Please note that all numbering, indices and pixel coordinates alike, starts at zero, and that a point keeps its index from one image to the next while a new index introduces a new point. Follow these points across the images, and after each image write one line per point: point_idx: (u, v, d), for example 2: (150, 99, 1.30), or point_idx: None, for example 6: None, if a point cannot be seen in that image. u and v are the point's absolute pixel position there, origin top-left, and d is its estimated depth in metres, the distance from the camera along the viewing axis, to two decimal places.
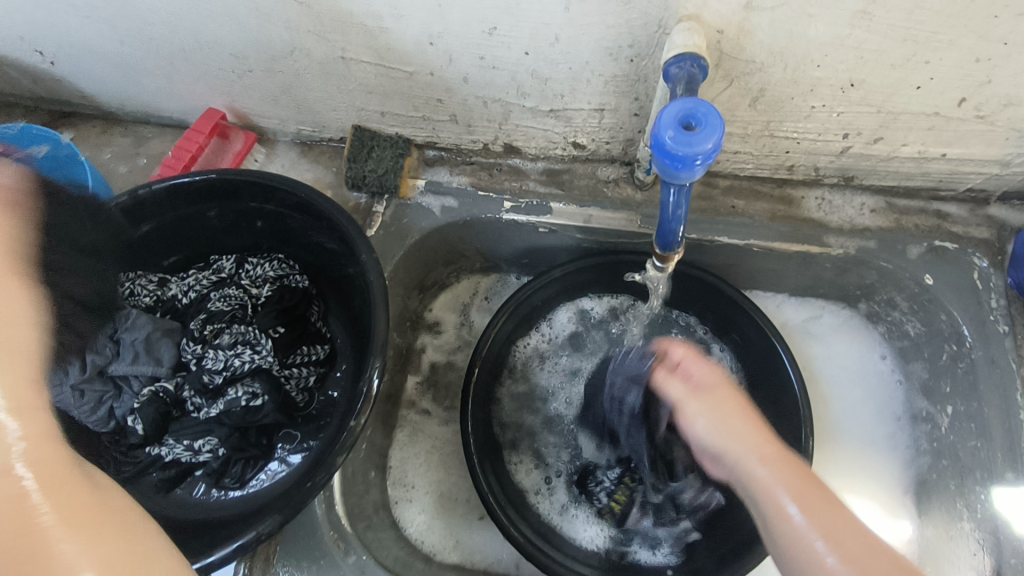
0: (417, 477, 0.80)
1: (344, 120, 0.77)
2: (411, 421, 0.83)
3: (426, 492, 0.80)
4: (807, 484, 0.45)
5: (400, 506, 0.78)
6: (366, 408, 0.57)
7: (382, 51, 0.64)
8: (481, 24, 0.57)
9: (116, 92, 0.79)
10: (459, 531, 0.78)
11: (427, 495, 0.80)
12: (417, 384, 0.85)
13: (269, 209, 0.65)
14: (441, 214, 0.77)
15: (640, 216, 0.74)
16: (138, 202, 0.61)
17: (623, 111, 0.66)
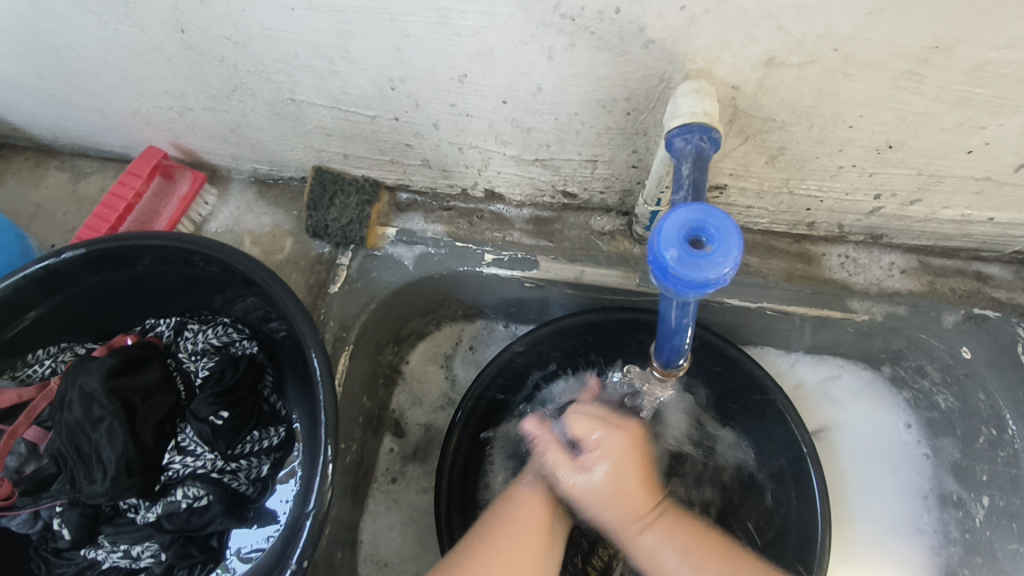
0: (391, 554, 0.72)
1: (304, 160, 0.68)
2: (384, 491, 0.74)
3: (400, 571, 0.71)
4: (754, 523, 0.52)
5: None
6: (323, 511, 0.51)
7: (338, 95, 0.55)
8: (449, 70, 0.48)
9: (47, 125, 0.70)
10: None
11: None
12: (391, 448, 0.76)
13: (203, 274, 0.57)
14: (413, 266, 0.68)
15: (639, 273, 0.65)
16: (50, 274, 0.53)
17: (619, 162, 0.57)
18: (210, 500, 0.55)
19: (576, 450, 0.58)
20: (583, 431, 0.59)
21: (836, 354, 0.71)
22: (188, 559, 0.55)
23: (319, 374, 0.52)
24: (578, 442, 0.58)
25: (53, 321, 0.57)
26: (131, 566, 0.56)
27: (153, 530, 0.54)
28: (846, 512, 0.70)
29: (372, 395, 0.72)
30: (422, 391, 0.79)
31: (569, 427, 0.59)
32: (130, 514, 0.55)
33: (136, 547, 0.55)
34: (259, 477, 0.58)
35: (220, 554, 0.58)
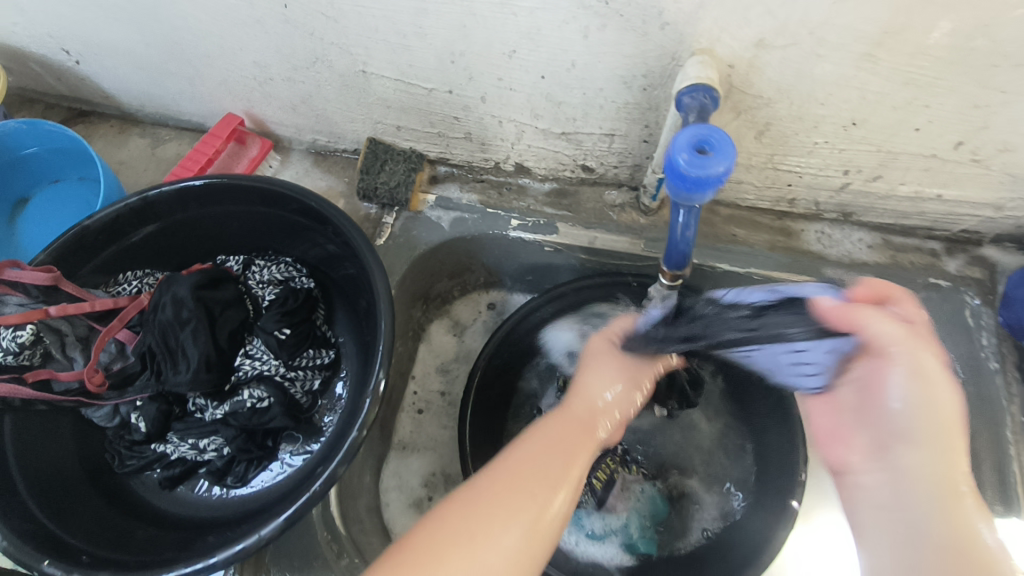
0: (412, 481, 0.80)
1: (360, 132, 0.79)
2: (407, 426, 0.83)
3: (418, 499, 0.79)
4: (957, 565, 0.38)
5: (389, 509, 0.78)
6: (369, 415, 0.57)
7: (404, 67, 0.66)
8: (502, 46, 0.59)
9: (138, 93, 0.81)
10: None
11: (419, 501, 0.79)
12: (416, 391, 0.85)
13: (279, 214, 0.66)
14: (449, 227, 0.78)
15: (645, 240, 0.76)
16: (147, 203, 0.63)
17: (633, 137, 0.68)
18: (272, 402, 0.63)
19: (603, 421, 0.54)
20: (609, 385, 0.56)
21: None
22: (248, 453, 0.63)
23: (379, 293, 0.61)
24: (603, 388, 0.56)
25: (144, 247, 0.67)
26: (196, 459, 0.64)
27: (219, 426, 0.63)
28: None
29: (403, 342, 0.82)
30: (446, 346, 0.89)
31: (597, 372, 0.57)
32: (197, 414, 0.64)
33: (203, 440, 0.63)
34: (311, 390, 0.67)
35: (274, 454, 0.66)
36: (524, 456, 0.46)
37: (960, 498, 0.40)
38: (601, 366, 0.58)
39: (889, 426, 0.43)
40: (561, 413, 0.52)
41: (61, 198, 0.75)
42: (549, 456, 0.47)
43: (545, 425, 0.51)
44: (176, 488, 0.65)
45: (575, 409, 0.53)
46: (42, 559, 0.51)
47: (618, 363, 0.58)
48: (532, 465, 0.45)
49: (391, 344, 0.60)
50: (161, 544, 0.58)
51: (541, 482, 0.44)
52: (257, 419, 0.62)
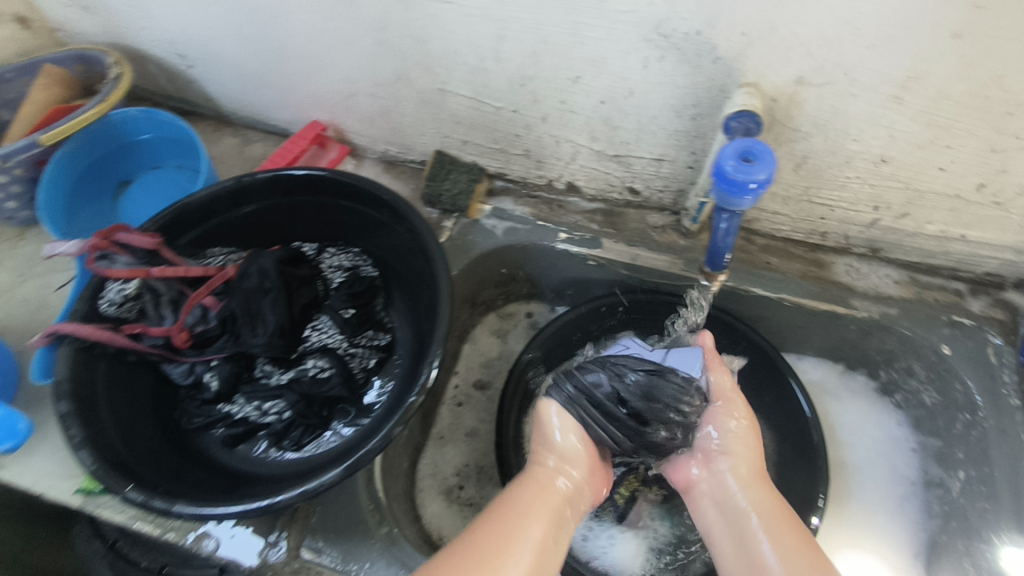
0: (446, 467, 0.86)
1: (429, 144, 0.87)
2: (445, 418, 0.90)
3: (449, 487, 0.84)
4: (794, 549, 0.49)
5: (423, 492, 0.83)
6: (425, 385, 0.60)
7: (478, 87, 0.74)
8: (569, 72, 0.67)
9: (236, 98, 0.91)
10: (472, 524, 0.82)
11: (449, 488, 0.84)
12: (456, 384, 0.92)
13: (356, 208, 0.74)
14: (502, 235, 0.85)
15: (683, 260, 0.81)
16: (242, 187, 0.71)
17: (679, 162, 0.75)
18: (332, 372, 0.69)
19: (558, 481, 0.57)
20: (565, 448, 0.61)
21: (839, 355, 0.85)
22: (306, 419, 0.68)
23: (441, 276, 0.66)
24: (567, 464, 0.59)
25: (232, 227, 0.75)
26: (257, 421, 0.69)
27: (283, 391, 0.68)
28: (844, 486, 0.81)
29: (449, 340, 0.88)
30: (487, 349, 0.95)
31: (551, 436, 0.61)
32: (263, 380, 0.70)
33: (267, 402, 0.69)
34: (367, 368, 0.73)
35: (328, 424, 0.70)
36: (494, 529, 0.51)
37: (786, 518, 0.52)
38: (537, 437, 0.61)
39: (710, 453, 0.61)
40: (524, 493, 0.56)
41: (161, 183, 0.84)
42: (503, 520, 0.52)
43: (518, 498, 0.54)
44: (236, 447, 0.69)
45: (540, 473, 0.58)
46: (124, 485, 0.55)
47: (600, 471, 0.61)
48: (500, 535, 0.50)
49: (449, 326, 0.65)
50: (223, 489, 0.62)
51: (492, 541, 0.49)
52: (317, 388, 0.68)
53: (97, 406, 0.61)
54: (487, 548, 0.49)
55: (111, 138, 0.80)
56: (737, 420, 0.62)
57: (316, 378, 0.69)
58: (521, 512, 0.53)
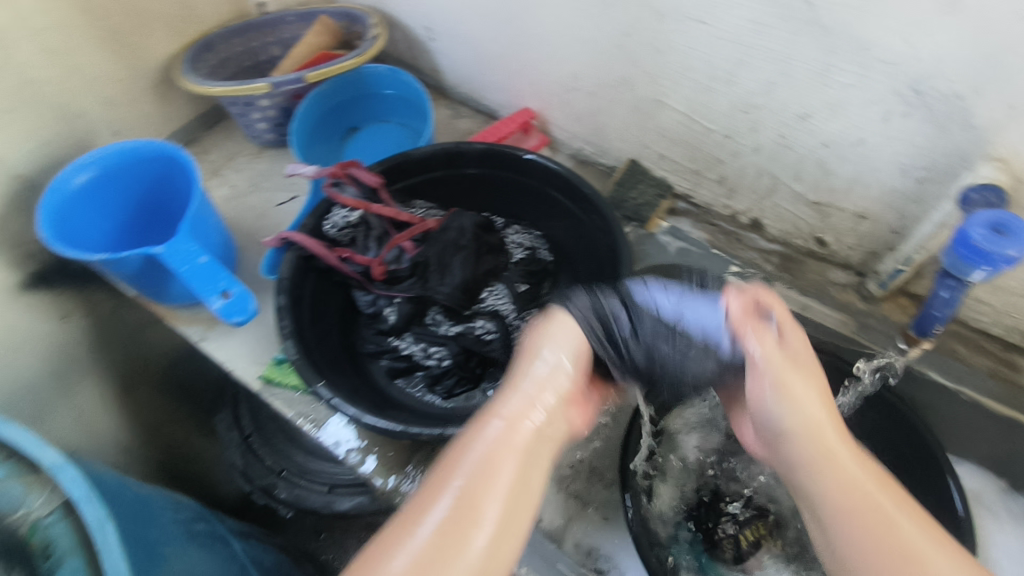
0: None
1: (625, 152, 0.91)
2: None
3: None
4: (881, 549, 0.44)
5: None
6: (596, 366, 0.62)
7: (698, 106, 0.76)
8: (800, 108, 0.68)
9: (460, 73, 1.00)
10: None
11: None
12: None
13: (554, 193, 0.78)
14: (675, 253, 0.86)
15: (857, 322, 0.79)
16: (460, 151, 0.78)
17: (884, 224, 0.73)
18: (495, 336, 0.74)
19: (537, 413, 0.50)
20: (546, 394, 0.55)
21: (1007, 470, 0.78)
22: (461, 371, 0.73)
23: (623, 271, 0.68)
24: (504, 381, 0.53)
25: (437, 185, 0.82)
26: (419, 361, 0.75)
27: (449, 340, 0.74)
28: None
29: None
30: None
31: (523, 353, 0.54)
32: (432, 326, 0.76)
33: (433, 346, 0.75)
34: None
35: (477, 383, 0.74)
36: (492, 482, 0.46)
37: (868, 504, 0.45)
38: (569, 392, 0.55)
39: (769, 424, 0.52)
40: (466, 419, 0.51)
41: (382, 134, 0.94)
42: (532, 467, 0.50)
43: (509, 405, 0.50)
44: (395, 379, 0.75)
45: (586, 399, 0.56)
46: (316, 380, 0.63)
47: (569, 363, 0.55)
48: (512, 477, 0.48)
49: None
50: (383, 406, 0.67)
51: (508, 443, 0.48)
52: (479, 346, 0.74)
53: (303, 307, 0.70)
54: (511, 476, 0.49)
55: (356, 86, 0.91)
56: (809, 385, 0.51)
57: (480, 337, 0.74)
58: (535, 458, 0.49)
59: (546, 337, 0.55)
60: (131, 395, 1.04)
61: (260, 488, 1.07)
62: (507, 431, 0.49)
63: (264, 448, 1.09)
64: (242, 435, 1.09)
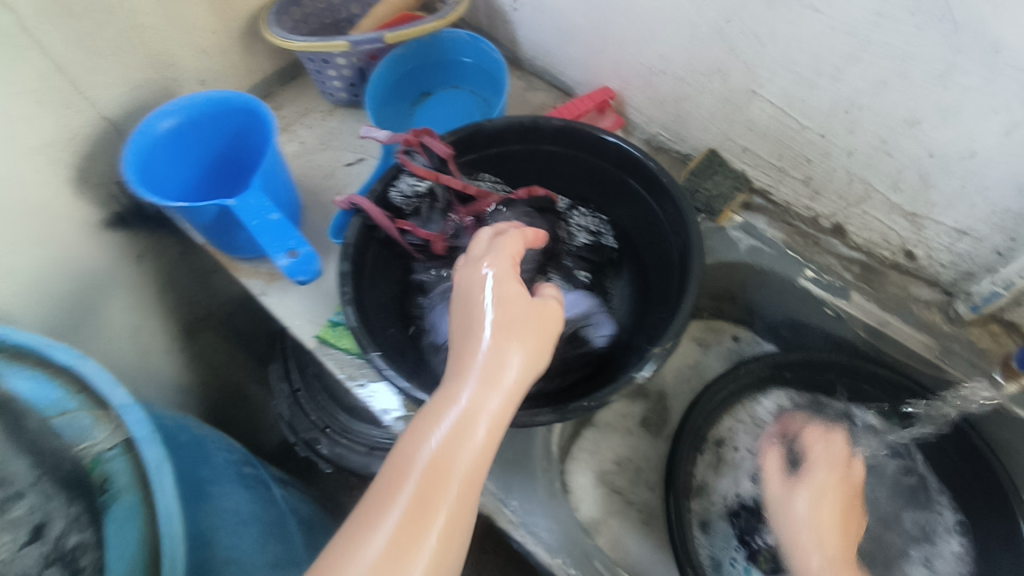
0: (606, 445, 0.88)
1: (705, 141, 0.86)
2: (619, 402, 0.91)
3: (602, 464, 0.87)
4: None
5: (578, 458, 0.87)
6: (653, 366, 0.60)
7: (794, 101, 0.71)
8: (910, 113, 0.62)
9: (539, 45, 0.97)
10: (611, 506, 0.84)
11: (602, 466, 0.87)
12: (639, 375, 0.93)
13: (625, 177, 0.75)
14: (745, 251, 0.83)
15: (941, 347, 0.74)
16: (533, 126, 0.75)
17: (986, 244, 0.67)
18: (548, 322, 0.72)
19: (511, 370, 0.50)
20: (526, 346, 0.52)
21: None
22: None
23: (691, 271, 0.64)
24: (514, 352, 0.50)
25: (505, 160, 0.80)
26: None
27: None
28: None
29: None
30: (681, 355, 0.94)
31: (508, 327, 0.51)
32: None
33: None
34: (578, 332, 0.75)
35: None
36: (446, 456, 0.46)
37: None
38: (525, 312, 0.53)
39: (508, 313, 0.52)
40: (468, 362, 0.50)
41: (454, 102, 0.93)
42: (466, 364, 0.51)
43: (493, 407, 0.48)
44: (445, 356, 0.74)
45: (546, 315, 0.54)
46: (373, 349, 0.62)
47: (528, 313, 0.52)
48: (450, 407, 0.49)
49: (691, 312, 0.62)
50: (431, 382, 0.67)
51: (477, 463, 0.46)
52: None
53: (362, 276, 0.69)
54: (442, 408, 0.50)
55: (434, 52, 0.89)
56: (518, 350, 0.50)
57: None
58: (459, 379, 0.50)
59: (488, 249, 0.57)
60: (193, 340, 1.08)
61: (304, 441, 1.09)
62: (487, 432, 0.47)
63: (311, 403, 1.11)
64: (292, 388, 1.12)
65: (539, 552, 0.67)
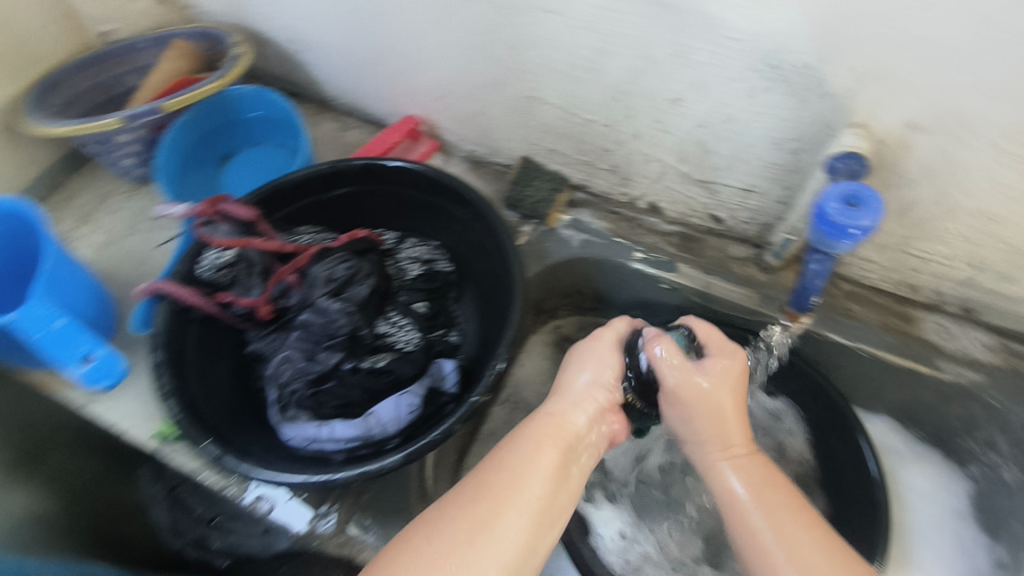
0: None
1: (516, 150, 0.89)
2: (500, 416, 0.91)
3: None
4: (766, 489, 0.56)
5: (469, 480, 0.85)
6: (488, 388, 0.62)
7: (575, 98, 0.75)
8: (670, 93, 0.67)
9: (341, 85, 0.95)
10: None
11: None
12: (513, 383, 0.93)
13: (436, 201, 0.77)
14: (579, 246, 0.85)
15: (760, 295, 0.79)
16: (336, 172, 0.75)
17: (770, 196, 0.73)
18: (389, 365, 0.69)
19: (578, 416, 0.59)
20: (582, 375, 0.63)
21: (914, 418, 0.80)
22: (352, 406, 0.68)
23: (515, 294, 0.68)
24: (585, 378, 0.62)
25: (320, 208, 0.79)
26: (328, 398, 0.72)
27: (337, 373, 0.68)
28: (902, 554, 0.77)
29: None
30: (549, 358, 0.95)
31: (579, 370, 0.63)
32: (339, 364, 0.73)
33: None
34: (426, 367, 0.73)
35: None
36: (494, 487, 0.52)
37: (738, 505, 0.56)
38: (590, 354, 0.64)
39: (516, 472, 0.53)
40: (548, 420, 0.58)
41: (265, 157, 0.90)
42: (532, 476, 0.53)
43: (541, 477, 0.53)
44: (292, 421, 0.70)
45: (562, 422, 0.58)
46: (202, 439, 0.60)
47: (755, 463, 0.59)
48: (514, 482, 0.52)
49: (516, 332, 0.65)
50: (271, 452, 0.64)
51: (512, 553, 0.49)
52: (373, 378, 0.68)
53: (184, 365, 0.66)
54: (508, 478, 0.52)
55: (225, 111, 0.86)
56: (587, 376, 0.62)
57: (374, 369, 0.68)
58: (518, 474, 0.53)
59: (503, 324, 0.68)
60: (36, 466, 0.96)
61: (192, 542, 1.02)
62: (540, 496, 0.52)
63: (188, 499, 1.04)
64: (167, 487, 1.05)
65: None
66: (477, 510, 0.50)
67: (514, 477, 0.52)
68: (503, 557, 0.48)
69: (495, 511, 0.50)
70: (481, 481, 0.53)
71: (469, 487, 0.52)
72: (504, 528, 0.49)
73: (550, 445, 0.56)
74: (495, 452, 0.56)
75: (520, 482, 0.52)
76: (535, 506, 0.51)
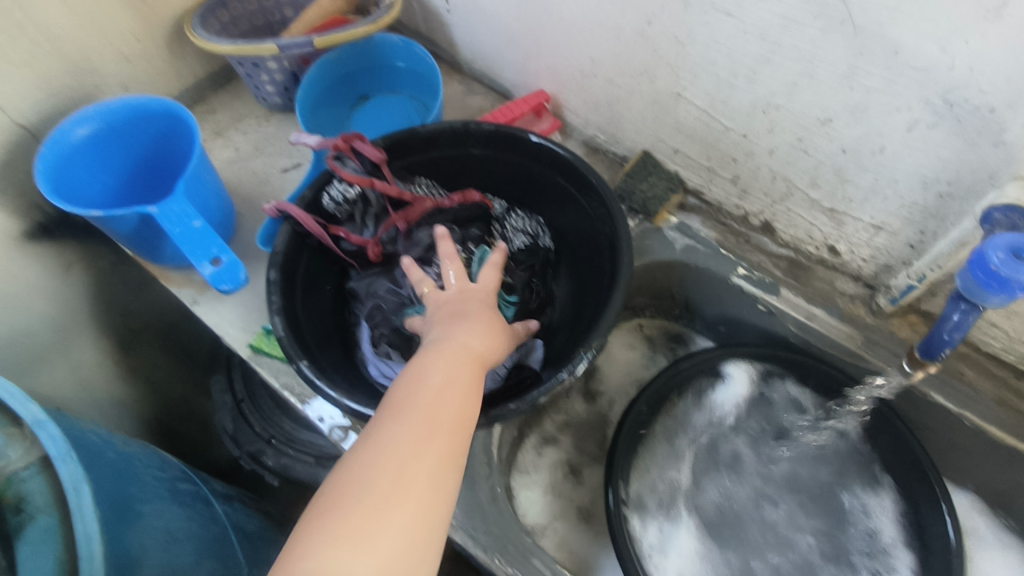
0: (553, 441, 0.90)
1: (638, 143, 0.88)
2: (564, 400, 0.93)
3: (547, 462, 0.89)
4: None
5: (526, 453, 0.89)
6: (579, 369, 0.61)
7: (716, 102, 0.73)
8: (822, 113, 0.65)
9: (477, 49, 0.97)
10: (557, 503, 0.86)
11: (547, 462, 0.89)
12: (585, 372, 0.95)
13: (553, 178, 0.77)
14: (681, 250, 0.84)
15: (862, 337, 0.77)
16: (464, 131, 0.76)
17: (901, 238, 0.70)
18: None
19: (436, 356, 0.54)
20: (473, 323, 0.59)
21: (1001, 499, 0.76)
22: None
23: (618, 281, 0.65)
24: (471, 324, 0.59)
25: (440, 164, 0.81)
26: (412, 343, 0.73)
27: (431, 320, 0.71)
28: None
29: None
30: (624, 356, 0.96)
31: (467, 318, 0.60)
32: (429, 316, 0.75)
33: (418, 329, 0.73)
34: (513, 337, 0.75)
35: None
36: (376, 467, 0.45)
37: None
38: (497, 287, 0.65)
39: (397, 445, 0.47)
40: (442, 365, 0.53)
41: (394, 106, 0.93)
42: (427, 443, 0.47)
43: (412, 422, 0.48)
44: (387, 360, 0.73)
45: (428, 360, 0.54)
46: (301, 358, 0.62)
47: None
48: (400, 466, 0.46)
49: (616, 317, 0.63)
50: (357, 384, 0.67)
51: (399, 536, 0.43)
52: None
53: (292, 286, 0.69)
54: (396, 459, 0.46)
55: (368, 56, 0.89)
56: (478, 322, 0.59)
57: None
58: (401, 460, 0.46)
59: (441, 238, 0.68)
60: (131, 354, 1.02)
61: (248, 454, 1.07)
62: (418, 467, 0.46)
63: (253, 414, 1.09)
64: (235, 399, 1.09)
65: (478, 554, 0.67)
66: (370, 494, 0.44)
67: (406, 454, 0.46)
68: (391, 542, 0.43)
69: (377, 490, 0.44)
70: (366, 462, 0.46)
71: (353, 472, 0.46)
72: (389, 513, 0.44)
73: (401, 408, 0.49)
74: (375, 434, 0.48)
75: (418, 458, 0.46)
76: (416, 481, 0.45)
